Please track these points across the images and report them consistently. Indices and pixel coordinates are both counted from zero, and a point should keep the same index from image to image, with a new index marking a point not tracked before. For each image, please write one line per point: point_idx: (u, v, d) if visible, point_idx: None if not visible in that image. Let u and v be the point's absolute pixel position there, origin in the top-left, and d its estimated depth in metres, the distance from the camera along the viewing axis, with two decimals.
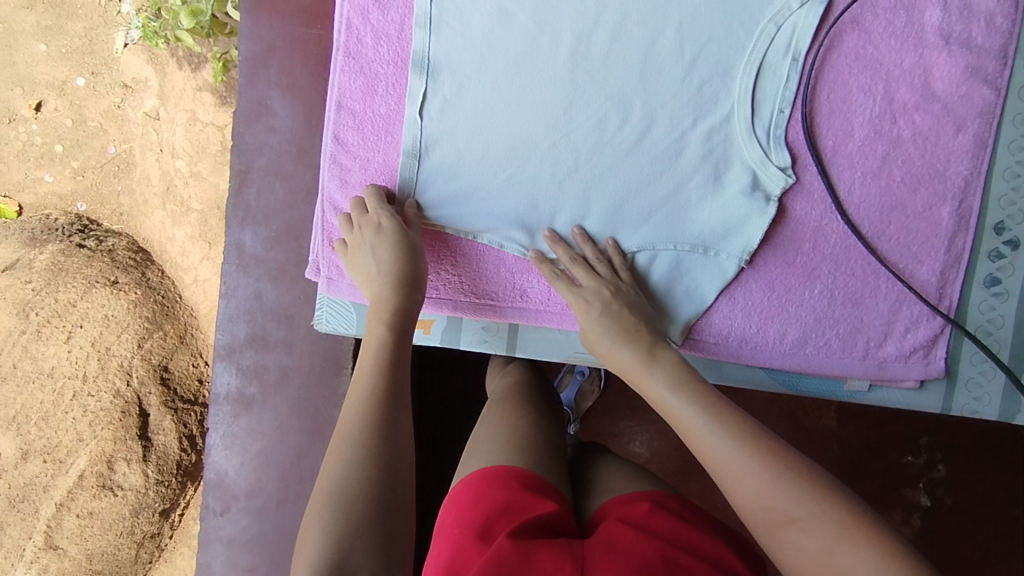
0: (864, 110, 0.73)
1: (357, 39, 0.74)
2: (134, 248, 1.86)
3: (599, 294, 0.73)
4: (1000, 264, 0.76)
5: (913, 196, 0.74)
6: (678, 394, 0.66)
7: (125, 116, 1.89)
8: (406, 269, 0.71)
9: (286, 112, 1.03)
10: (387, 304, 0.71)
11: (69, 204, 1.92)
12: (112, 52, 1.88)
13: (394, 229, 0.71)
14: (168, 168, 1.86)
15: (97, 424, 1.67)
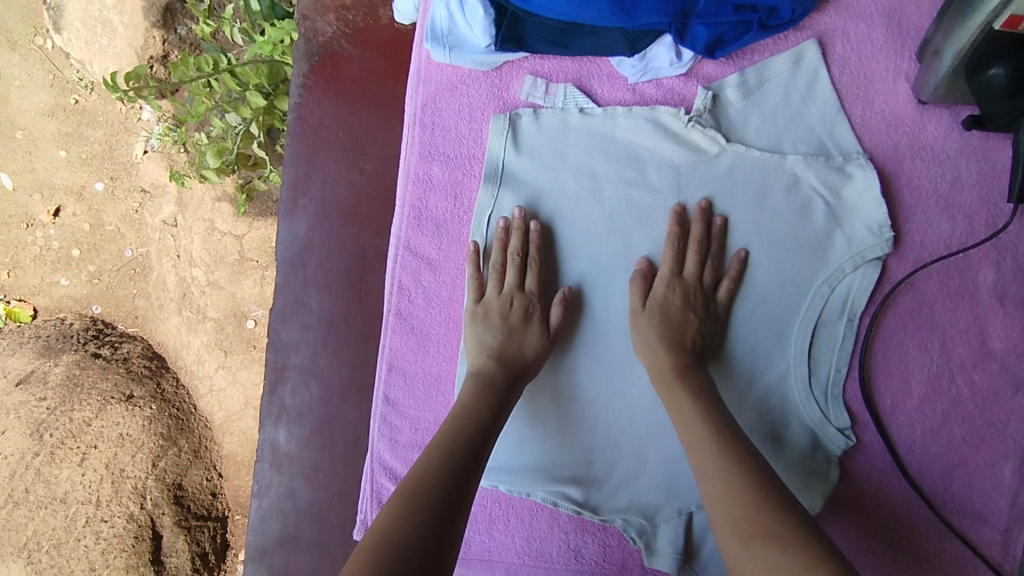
0: (922, 368, 0.72)
1: (409, 300, 0.74)
2: (149, 355, 1.73)
3: (658, 304, 0.70)
4: None
5: (975, 454, 0.72)
6: (699, 406, 0.64)
7: (143, 220, 1.74)
8: (520, 371, 0.69)
9: (322, 306, 1.02)
10: (489, 386, 0.66)
11: (83, 306, 1.79)
12: (132, 157, 1.74)
13: (542, 333, 0.70)
14: (186, 275, 1.69)
15: (110, 552, 1.58)
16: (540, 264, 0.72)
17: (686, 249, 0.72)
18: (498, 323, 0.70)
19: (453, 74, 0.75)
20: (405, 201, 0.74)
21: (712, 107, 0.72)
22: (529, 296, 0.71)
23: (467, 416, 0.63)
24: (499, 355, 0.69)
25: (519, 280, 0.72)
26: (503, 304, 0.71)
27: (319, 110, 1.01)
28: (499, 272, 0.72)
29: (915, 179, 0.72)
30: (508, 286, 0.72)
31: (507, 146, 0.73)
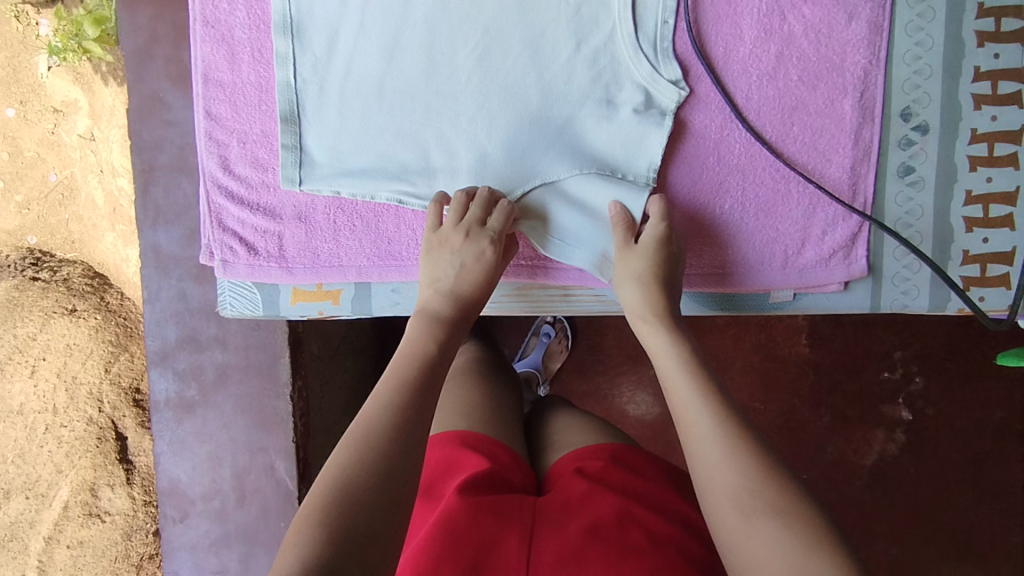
0: (751, 11, 0.70)
1: (213, 8, 0.70)
2: (91, 274, 1.65)
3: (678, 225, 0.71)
4: (911, 151, 0.73)
5: (813, 93, 0.71)
6: (685, 361, 0.64)
7: (62, 142, 1.65)
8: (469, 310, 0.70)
9: (181, 101, 0.98)
10: (443, 316, 0.68)
11: (18, 239, 1.68)
12: (36, 77, 1.62)
13: (495, 263, 0.71)
14: (113, 188, 1.62)
15: (74, 453, 1.49)
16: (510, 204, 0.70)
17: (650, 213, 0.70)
18: (451, 255, 0.70)
19: None
20: None
21: None
22: (489, 233, 0.69)
23: (424, 344, 0.66)
24: (448, 291, 0.70)
25: (482, 215, 0.70)
26: (459, 234, 0.69)
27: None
28: (459, 207, 0.70)
29: None
30: (468, 220, 0.69)
31: None
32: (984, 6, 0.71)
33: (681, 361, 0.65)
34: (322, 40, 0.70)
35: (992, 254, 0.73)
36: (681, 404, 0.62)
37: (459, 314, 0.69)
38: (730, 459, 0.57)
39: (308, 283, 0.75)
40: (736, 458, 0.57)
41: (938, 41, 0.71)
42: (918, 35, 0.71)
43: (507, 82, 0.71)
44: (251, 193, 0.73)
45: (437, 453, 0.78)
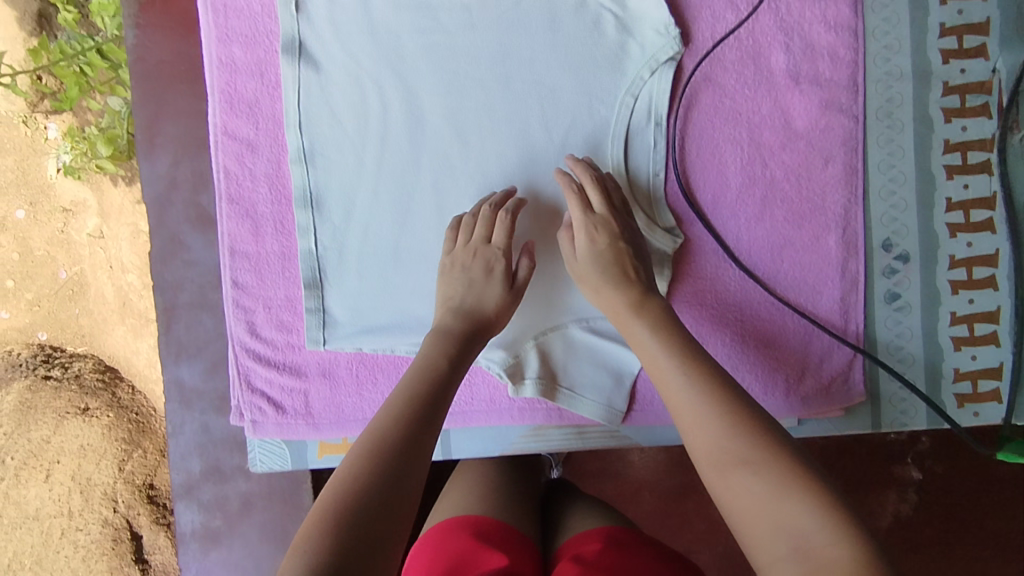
0: (735, 159, 0.76)
1: (236, 185, 0.75)
2: (101, 368, 1.51)
3: (606, 226, 0.71)
4: (895, 279, 0.78)
5: (800, 232, 0.76)
6: (656, 334, 0.65)
7: (71, 240, 1.52)
8: (482, 327, 0.70)
9: (200, 242, 1.03)
10: (450, 337, 0.68)
11: (27, 334, 1.54)
12: (46, 179, 1.49)
13: (505, 285, 0.72)
14: (121, 283, 1.51)
15: (91, 558, 1.45)
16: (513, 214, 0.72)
17: (577, 182, 0.73)
18: (464, 271, 0.72)
19: None
20: (213, 88, 0.74)
21: None
22: (495, 250, 0.71)
23: (432, 364, 0.65)
24: (461, 310, 0.70)
25: (488, 234, 0.72)
26: (469, 254, 0.72)
27: (161, 39, 1.02)
28: (470, 224, 0.73)
29: None
30: (475, 238, 0.72)
31: (297, 17, 0.73)
32: (951, 141, 0.76)
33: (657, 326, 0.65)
34: (339, 210, 0.75)
35: (981, 371, 0.78)
36: (685, 423, 0.59)
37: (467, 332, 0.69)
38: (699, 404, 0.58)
39: (335, 437, 0.78)
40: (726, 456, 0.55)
41: (910, 176, 0.77)
42: (891, 172, 0.77)
43: (514, 237, 0.76)
44: (277, 352, 0.77)
45: (448, 544, 0.66)
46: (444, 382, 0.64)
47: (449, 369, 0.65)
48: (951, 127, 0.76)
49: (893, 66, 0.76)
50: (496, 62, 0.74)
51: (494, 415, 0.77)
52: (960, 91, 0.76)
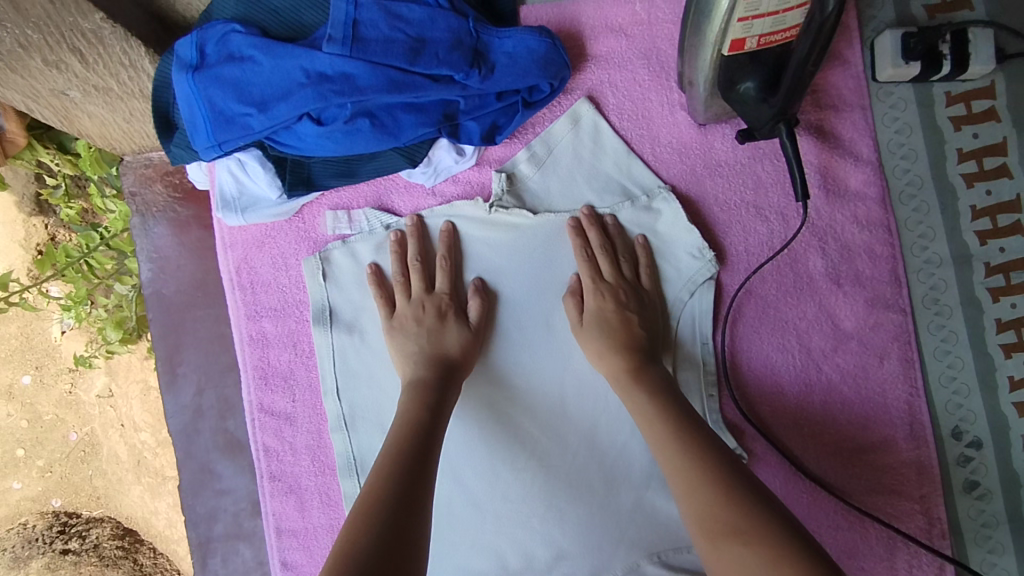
0: (788, 368, 0.73)
1: (278, 461, 0.72)
2: (122, 532, 1.34)
3: (614, 293, 0.69)
4: (971, 466, 0.74)
5: (865, 433, 0.73)
6: (652, 401, 0.63)
7: (77, 399, 1.36)
8: (449, 367, 0.67)
9: (231, 468, 0.97)
10: (424, 385, 0.64)
11: (41, 503, 1.37)
12: (50, 340, 1.35)
13: (461, 326, 0.69)
14: (134, 442, 1.34)
15: None
16: (446, 256, 0.71)
17: (592, 248, 0.71)
18: (417, 330, 0.69)
19: (258, 231, 0.74)
20: (246, 365, 0.73)
21: (510, 187, 0.73)
22: (439, 296, 0.70)
23: (412, 420, 0.61)
24: (425, 356, 0.67)
25: (426, 283, 0.71)
26: (415, 308, 0.70)
27: (176, 266, 0.98)
28: (401, 283, 0.71)
29: (720, 195, 0.74)
30: (415, 292, 0.70)
31: (326, 286, 0.72)
32: (1002, 319, 0.74)
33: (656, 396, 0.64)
34: None
35: None
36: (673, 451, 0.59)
37: (437, 375, 0.66)
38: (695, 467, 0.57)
39: None
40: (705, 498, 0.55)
41: (968, 360, 0.74)
42: (948, 358, 0.75)
43: (570, 475, 0.72)
44: None
45: None
46: (428, 437, 0.60)
47: (432, 422, 0.62)
48: (1000, 306, 0.74)
49: (931, 254, 0.75)
50: (534, 266, 0.73)
51: None
52: (1003, 269, 0.74)
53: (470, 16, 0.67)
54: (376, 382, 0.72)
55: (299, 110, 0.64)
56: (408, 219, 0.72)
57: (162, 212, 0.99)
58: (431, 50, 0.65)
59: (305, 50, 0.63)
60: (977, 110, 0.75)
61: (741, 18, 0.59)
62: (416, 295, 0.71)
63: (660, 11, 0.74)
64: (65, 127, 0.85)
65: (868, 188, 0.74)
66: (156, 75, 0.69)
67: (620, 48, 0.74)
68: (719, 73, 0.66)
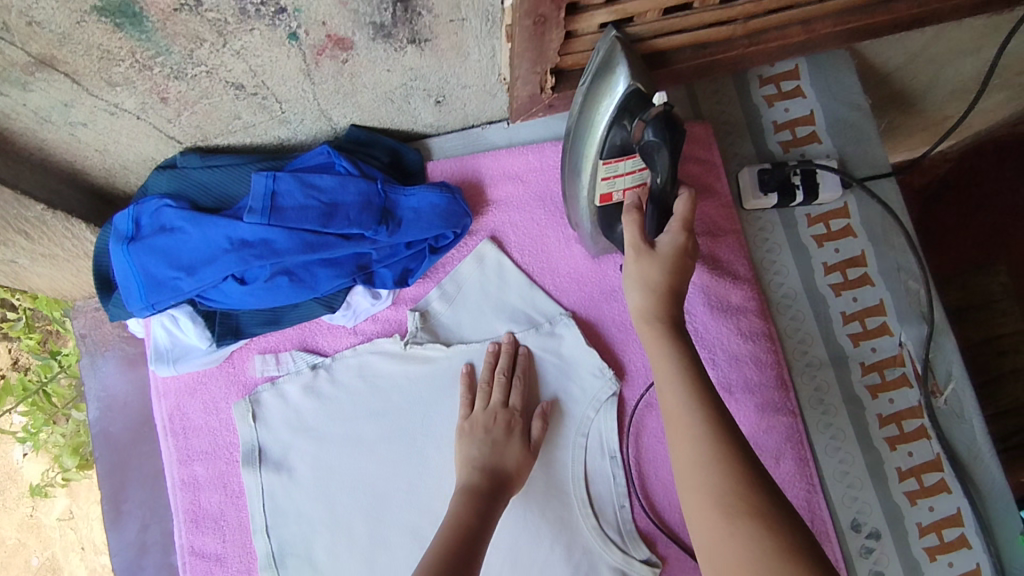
0: None
1: None
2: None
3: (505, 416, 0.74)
4: (874, 558, 0.78)
5: None
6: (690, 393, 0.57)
7: (38, 523, 1.28)
8: (503, 483, 0.71)
9: None
10: (476, 495, 0.68)
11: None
12: (9, 464, 1.30)
13: (521, 446, 0.74)
14: (94, 567, 1.26)
15: None
16: (523, 378, 0.77)
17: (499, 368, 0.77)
18: (483, 437, 0.73)
19: (189, 378, 0.79)
20: (178, 509, 0.76)
21: (424, 323, 0.80)
22: (512, 412, 0.75)
23: (462, 526, 0.64)
24: (485, 467, 0.71)
25: (505, 396, 0.76)
26: (488, 416, 0.74)
27: (123, 403, 1.02)
28: (486, 387, 0.76)
29: (616, 317, 0.82)
30: (494, 402, 0.75)
31: (255, 427, 0.77)
32: (883, 414, 0.81)
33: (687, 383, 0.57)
34: None
35: None
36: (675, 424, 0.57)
37: (494, 488, 0.69)
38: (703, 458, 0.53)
39: None
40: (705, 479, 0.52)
41: (857, 455, 0.80)
42: (840, 454, 0.80)
43: None
44: None
45: None
46: (474, 543, 0.62)
47: (479, 529, 0.64)
48: (880, 401, 0.81)
49: (812, 357, 0.82)
50: (581, 397, 0.79)
51: None
52: (877, 368, 0.82)
53: (378, 179, 0.76)
54: (376, 544, 0.75)
55: (224, 272, 0.71)
56: (491, 344, 0.78)
57: (113, 350, 1.03)
58: (342, 212, 0.72)
59: (228, 220, 0.71)
60: (836, 228, 0.85)
61: (603, 177, 0.67)
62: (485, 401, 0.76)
63: (549, 159, 0.85)
64: (14, 283, 0.91)
65: (747, 302, 0.83)
66: (95, 245, 0.77)
67: (517, 192, 0.84)
68: (596, 219, 0.74)
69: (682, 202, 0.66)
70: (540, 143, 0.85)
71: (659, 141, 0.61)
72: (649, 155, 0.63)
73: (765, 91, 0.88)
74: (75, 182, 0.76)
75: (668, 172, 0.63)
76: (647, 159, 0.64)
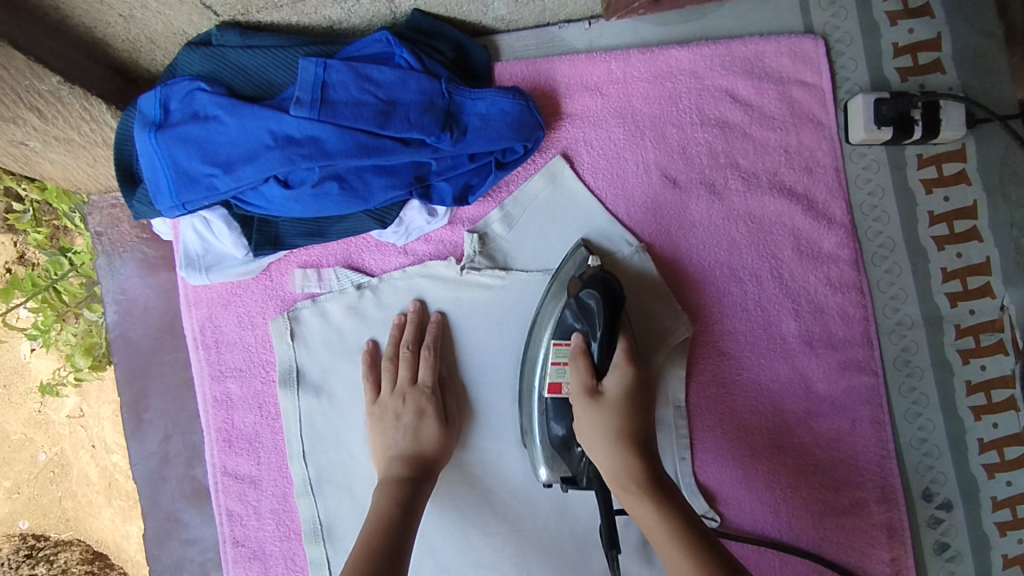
0: (761, 430, 0.73)
1: (241, 527, 0.71)
2: (91, 556, 1.23)
3: (415, 395, 0.68)
4: (942, 528, 0.74)
5: (837, 496, 0.73)
6: (617, 444, 0.59)
7: (49, 420, 1.26)
8: (427, 466, 0.65)
9: (199, 516, 0.94)
10: (399, 485, 0.63)
11: (8, 525, 1.28)
12: (18, 359, 1.25)
13: (438, 424, 0.67)
14: (106, 465, 1.23)
15: None
16: (433, 350, 0.69)
17: (408, 345, 0.70)
18: (395, 424, 0.67)
19: (223, 288, 0.72)
20: (210, 428, 0.71)
21: (482, 247, 0.72)
22: (421, 390, 0.68)
23: (385, 520, 0.59)
24: (404, 454, 0.65)
25: (412, 373, 0.69)
26: (396, 400, 0.68)
27: (143, 309, 0.96)
28: (391, 366, 0.69)
29: (694, 255, 0.74)
30: (401, 382, 0.69)
31: (293, 346, 0.71)
32: (972, 382, 0.74)
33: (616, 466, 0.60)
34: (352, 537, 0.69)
35: None
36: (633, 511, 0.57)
37: (414, 477, 0.64)
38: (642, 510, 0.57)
39: None
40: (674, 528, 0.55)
41: (938, 422, 0.74)
42: (919, 420, 0.74)
43: (542, 540, 0.70)
44: None
45: None
46: (404, 537, 0.58)
47: (405, 521, 0.60)
48: (971, 367, 0.74)
49: (903, 315, 0.75)
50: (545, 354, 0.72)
51: None
52: (973, 331, 0.75)
53: (443, 77, 0.65)
54: None
55: (265, 173, 0.62)
56: (395, 319, 0.71)
57: (130, 251, 0.96)
58: (401, 113, 0.63)
59: (271, 112, 0.61)
60: (949, 172, 0.76)
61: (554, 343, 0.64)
62: (392, 381, 0.69)
63: (635, 69, 0.74)
64: (25, 168, 0.83)
65: (841, 251, 0.74)
66: (118, 129, 0.69)
67: (595, 106, 0.74)
68: (548, 449, 0.66)
69: (616, 374, 0.62)
70: (626, 50, 0.75)
71: (591, 292, 0.62)
72: (580, 317, 0.63)
73: (889, 6, 0.76)
74: (94, 53, 0.67)
75: (603, 329, 0.61)
76: (582, 321, 0.63)
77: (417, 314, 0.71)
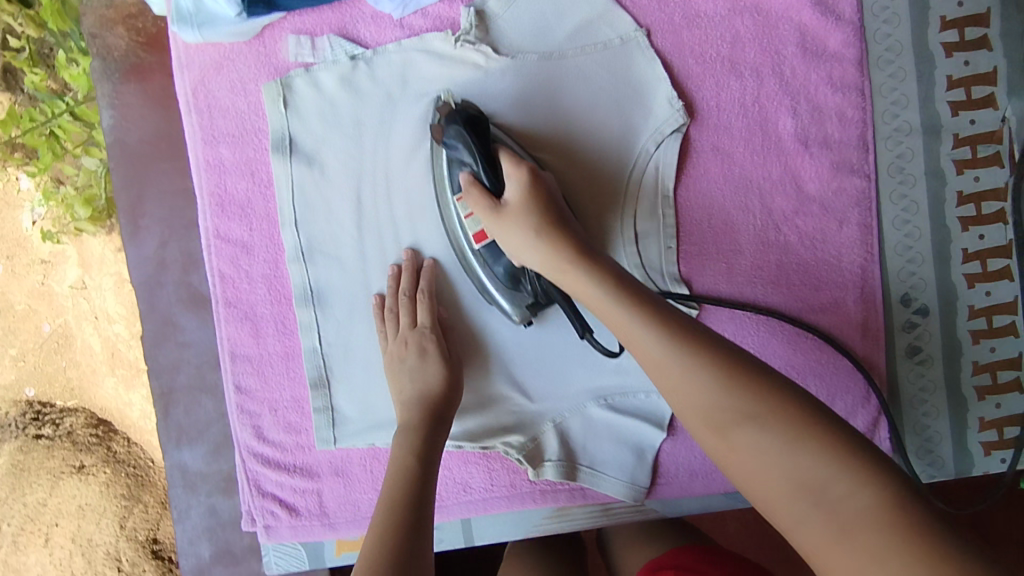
0: (746, 227, 0.74)
1: (233, 289, 0.73)
2: (94, 421, 1.20)
3: (423, 339, 0.69)
4: (915, 333, 0.75)
5: (817, 294, 0.74)
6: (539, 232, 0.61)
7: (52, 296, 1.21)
8: (442, 408, 0.67)
9: (194, 322, 0.93)
10: (419, 428, 0.65)
11: (14, 392, 1.22)
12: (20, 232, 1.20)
13: (442, 360, 0.68)
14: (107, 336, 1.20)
15: None
16: (428, 294, 0.70)
17: (406, 292, 0.70)
18: (403, 368, 0.68)
19: (214, 52, 0.71)
20: (202, 191, 0.72)
21: (479, 23, 0.71)
22: (421, 332, 0.69)
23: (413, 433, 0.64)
24: (415, 398, 0.67)
25: (411, 318, 0.70)
26: (400, 344, 0.69)
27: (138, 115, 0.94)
28: (393, 315, 0.71)
29: (696, 47, 0.73)
30: (402, 327, 0.70)
31: (286, 113, 0.71)
32: (964, 193, 0.74)
33: (712, 390, 0.49)
34: (343, 304, 0.73)
35: (1006, 420, 0.75)
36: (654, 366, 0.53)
37: (432, 417, 0.66)
38: (771, 470, 0.45)
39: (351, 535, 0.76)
40: (866, 537, 0.41)
41: (926, 231, 0.75)
42: (906, 228, 0.75)
43: None
44: (291, 455, 0.75)
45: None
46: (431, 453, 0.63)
47: (432, 441, 0.65)
48: (964, 178, 0.74)
49: (902, 122, 0.74)
50: (536, 133, 0.71)
51: (517, 500, 0.75)
52: (971, 142, 0.74)
53: None
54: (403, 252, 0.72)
55: None
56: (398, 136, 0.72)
57: (124, 57, 0.94)
58: None
59: None
60: None
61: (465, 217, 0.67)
62: (393, 319, 0.70)
63: None
64: None
65: (847, 49, 0.73)
66: None
67: None
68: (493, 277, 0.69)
69: (514, 183, 0.63)
70: None
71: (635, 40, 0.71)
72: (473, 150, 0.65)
73: None
74: None
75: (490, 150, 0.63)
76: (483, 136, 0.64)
77: (410, 257, 0.71)
